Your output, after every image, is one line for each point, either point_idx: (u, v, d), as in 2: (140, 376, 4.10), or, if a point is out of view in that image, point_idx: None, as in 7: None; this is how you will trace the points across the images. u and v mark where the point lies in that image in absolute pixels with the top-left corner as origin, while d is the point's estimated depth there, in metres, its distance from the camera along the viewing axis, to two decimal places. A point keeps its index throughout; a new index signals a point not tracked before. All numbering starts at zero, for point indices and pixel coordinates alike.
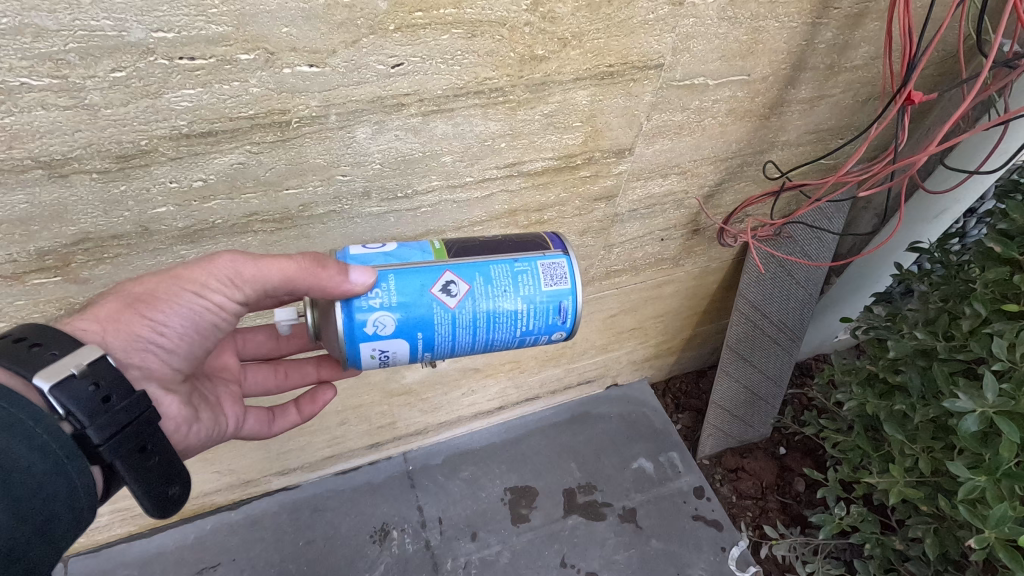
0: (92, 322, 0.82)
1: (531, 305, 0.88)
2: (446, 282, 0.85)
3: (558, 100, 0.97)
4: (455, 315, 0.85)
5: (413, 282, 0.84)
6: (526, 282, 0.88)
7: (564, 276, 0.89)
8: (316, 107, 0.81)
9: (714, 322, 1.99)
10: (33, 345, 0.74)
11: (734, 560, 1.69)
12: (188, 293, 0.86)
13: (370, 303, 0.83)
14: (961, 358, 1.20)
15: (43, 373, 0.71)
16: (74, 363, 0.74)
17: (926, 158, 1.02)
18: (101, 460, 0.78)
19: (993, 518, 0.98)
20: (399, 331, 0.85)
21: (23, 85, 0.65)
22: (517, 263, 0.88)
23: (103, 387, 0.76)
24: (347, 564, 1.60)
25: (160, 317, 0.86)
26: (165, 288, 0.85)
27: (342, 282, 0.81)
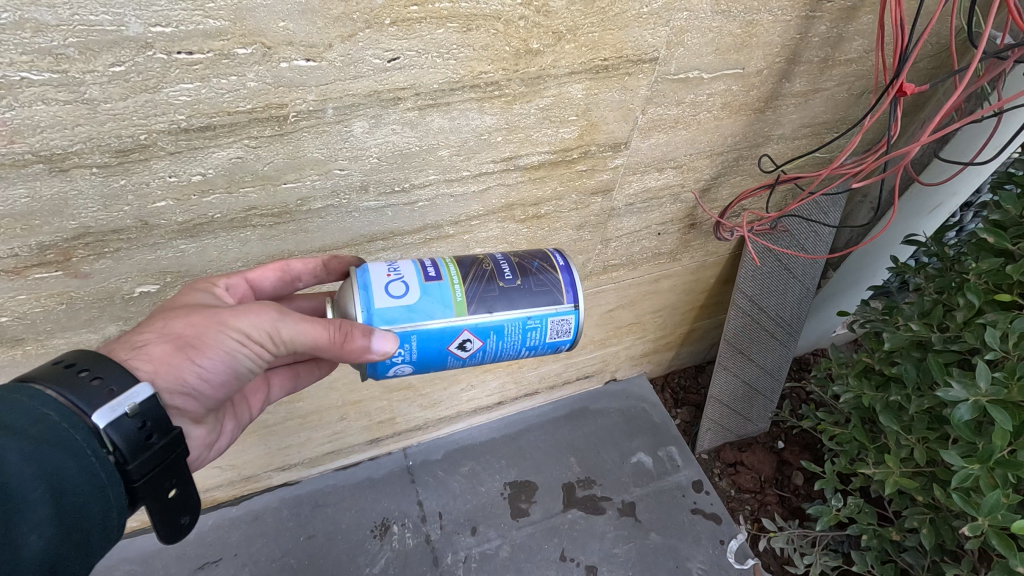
0: (145, 360, 0.79)
1: (533, 350, 0.95)
2: (462, 340, 0.88)
3: (554, 93, 0.98)
4: (465, 361, 0.92)
5: (432, 342, 0.87)
6: (534, 337, 0.92)
7: (569, 330, 0.94)
8: (313, 102, 0.82)
9: (712, 317, 2.00)
10: (92, 377, 0.70)
11: (734, 553, 1.70)
12: (231, 341, 0.83)
13: (392, 359, 0.87)
14: (955, 349, 1.21)
15: (100, 408, 0.68)
16: (128, 402, 0.71)
17: (919, 149, 1.02)
18: (133, 495, 0.76)
19: (986, 505, 1.00)
20: (415, 371, 0.92)
21: (24, 79, 0.65)
22: (529, 319, 0.90)
23: (150, 426, 0.73)
24: (347, 559, 1.61)
25: (204, 362, 0.83)
26: (212, 334, 0.82)
27: (365, 350, 0.81)
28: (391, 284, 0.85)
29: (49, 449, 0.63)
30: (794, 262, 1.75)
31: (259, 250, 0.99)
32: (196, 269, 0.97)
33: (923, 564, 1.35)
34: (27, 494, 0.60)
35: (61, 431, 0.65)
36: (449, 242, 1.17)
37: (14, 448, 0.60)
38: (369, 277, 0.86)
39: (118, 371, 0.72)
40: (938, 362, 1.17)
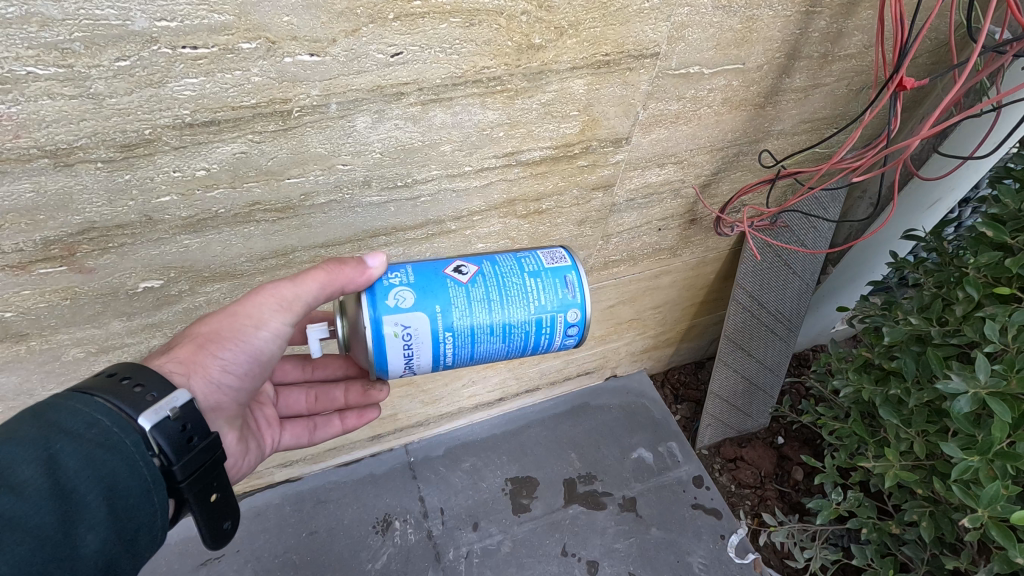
0: (174, 363, 0.85)
1: (539, 279, 0.94)
2: (456, 266, 0.93)
3: (555, 89, 0.98)
4: (469, 288, 0.90)
5: (427, 269, 0.92)
6: (530, 264, 0.95)
7: (563, 258, 0.97)
8: (316, 97, 0.82)
9: (712, 313, 2.01)
10: (135, 385, 0.76)
11: (734, 548, 1.70)
12: (248, 328, 0.90)
13: (391, 282, 0.90)
14: (955, 342, 1.22)
15: (146, 413, 0.74)
16: (169, 406, 0.76)
17: (919, 142, 1.02)
18: (177, 495, 0.81)
19: (987, 497, 1.01)
20: (420, 303, 0.88)
21: (30, 74, 0.66)
22: (518, 255, 0.97)
23: (191, 429, 0.78)
24: (349, 555, 1.61)
25: (227, 354, 0.90)
26: (228, 325, 0.89)
27: (363, 270, 0.88)
28: None
29: (101, 452, 0.69)
30: (794, 258, 1.76)
31: (262, 246, 1.00)
32: (200, 264, 0.97)
33: (922, 557, 1.36)
34: (82, 493, 0.66)
35: (112, 434, 0.70)
36: (451, 237, 1.18)
37: (69, 452, 0.67)
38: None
39: (157, 379, 0.78)
40: (938, 355, 1.18)
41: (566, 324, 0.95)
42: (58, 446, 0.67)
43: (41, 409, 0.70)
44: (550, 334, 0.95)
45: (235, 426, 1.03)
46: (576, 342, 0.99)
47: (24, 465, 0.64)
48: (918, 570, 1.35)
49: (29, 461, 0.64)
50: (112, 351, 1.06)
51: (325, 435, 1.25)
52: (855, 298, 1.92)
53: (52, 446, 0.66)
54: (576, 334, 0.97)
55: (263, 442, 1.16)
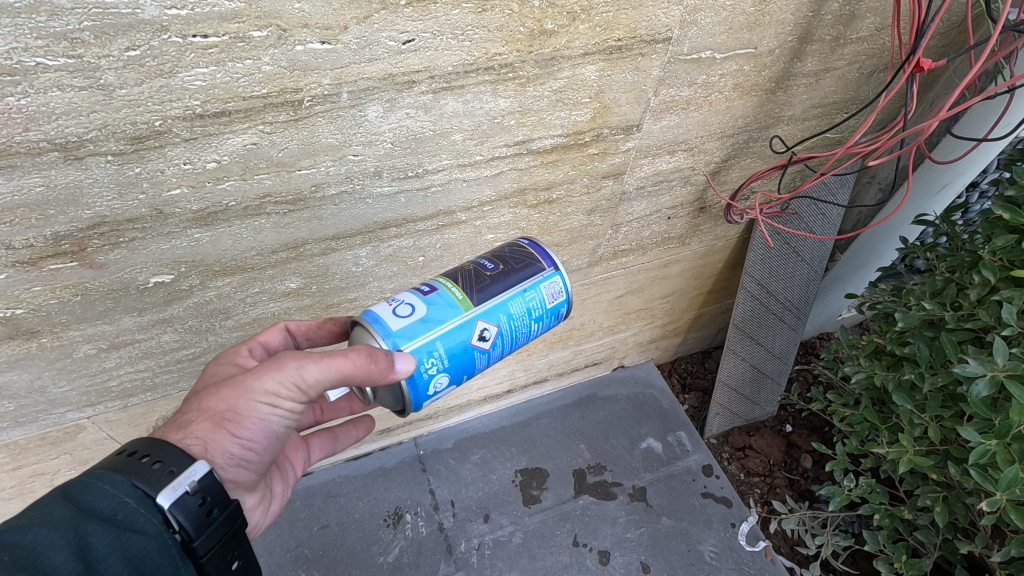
0: (189, 437, 0.81)
1: (543, 323, 0.96)
2: (480, 330, 0.88)
3: (567, 75, 0.97)
4: (490, 353, 0.91)
5: (454, 340, 0.87)
6: (536, 305, 0.93)
7: (561, 290, 0.96)
8: (327, 86, 0.81)
9: (719, 302, 2.00)
10: (155, 461, 0.75)
11: (745, 535, 1.71)
12: (264, 406, 0.83)
13: (428, 371, 0.85)
14: (969, 327, 1.22)
15: (166, 491, 0.73)
16: (188, 481, 0.75)
17: (935, 124, 1.01)
18: (200, 568, 0.80)
19: (1005, 480, 1.00)
20: (452, 381, 0.90)
21: (39, 65, 0.65)
22: (527, 292, 0.92)
23: (212, 501, 0.78)
24: (361, 549, 1.61)
25: (245, 433, 0.83)
26: (244, 404, 0.81)
27: (387, 370, 0.79)
28: (397, 308, 0.86)
29: (128, 536, 0.70)
30: (803, 244, 1.74)
31: (273, 239, 0.99)
32: (211, 257, 0.97)
33: (935, 542, 1.36)
34: None
35: (137, 518, 0.72)
36: (461, 228, 1.17)
37: (99, 536, 0.67)
38: (373, 311, 0.86)
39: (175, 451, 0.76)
40: (952, 340, 1.18)
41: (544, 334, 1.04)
42: (89, 530, 0.67)
43: (71, 489, 0.71)
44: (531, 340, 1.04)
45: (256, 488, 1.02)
46: None
47: (57, 549, 0.64)
48: (931, 555, 1.35)
49: (61, 545, 0.64)
50: (123, 347, 1.05)
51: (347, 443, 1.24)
52: (863, 285, 1.91)
53: (82, 530, 0.67)
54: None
55: (291, 472, 1.15)
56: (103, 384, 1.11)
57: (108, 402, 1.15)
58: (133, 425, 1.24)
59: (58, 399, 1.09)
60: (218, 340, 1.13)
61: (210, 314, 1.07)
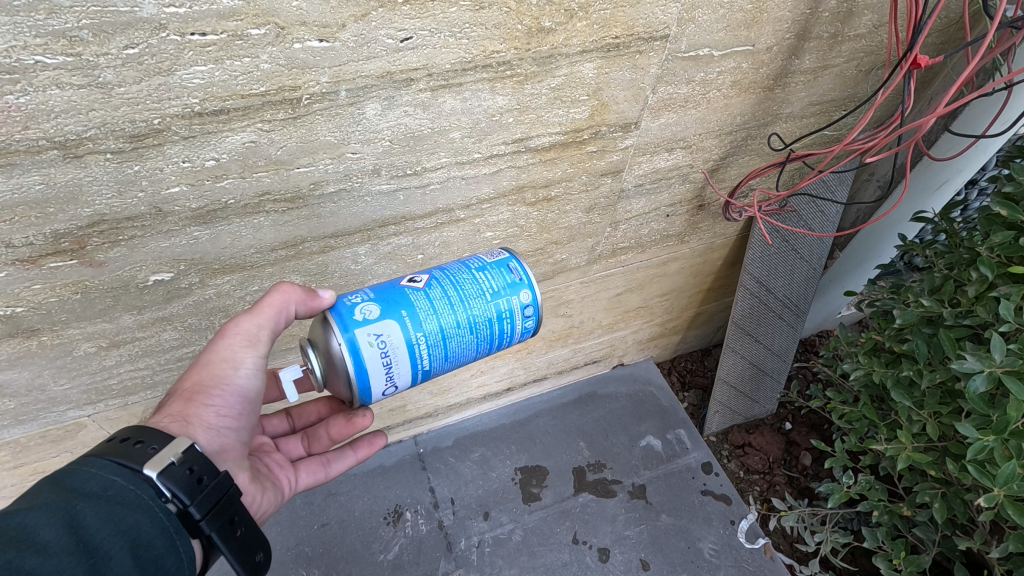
0: (169, 416, 0.88)
1: (488, 271, 0.97)
2: (410, 278, 0.96)
3: (565, 73, 0.97)
4: (427, 291, 0.93)
5: (384, 285, 0.95)
6: (474, 262, 0.99)
7: (503, 253, 1.01)
8: (326, 84, 0.81)
9: (718, 300, 2.01)
10: (137, 442, 0.79)
11: (744, 532, 1.71)
12: (226, 369, 0.93)
13: (353, 299, 0.91)
14: (967, 324, 1.22)
15: (149, 463, 0.76)
16: (172, 452, 0.78)
17: (933, 122, 1.01)
18: (203, 535, 0.80)
19: (1003, 476, 1.01)
20: (386, 313, 0.90)
21: (38, 63, 0.65)
22: (463, 259, 1.01)
23: (200, 469, 0.80)
24: (361, 547, 1.61)
25: (217, 400, 0.92)
26: (209, 374, 0.92)
27: (311, 296, 0.93)
28: None
29: (119, 510, 0.70)
30: (802, 242, 1.75)
31: (272, 237, 0.99)
32: (210, 256, 0.97)
33: (934, 539, 1.36)
34: (107, 549, 0.67)
35: (129, 493, 0.73)
36: (460, 226, 1.17)
37: (90, 513, 0.68)
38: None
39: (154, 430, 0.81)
40: (950, 337, 1.18)
41: (522, 307, 0.97)
42: (79, 508, 0.68)
43: (58, 476, 0.72)
44: (515, 321, 0.98)
45: (245, 465, 1.02)
46: (538, 325, 1.02)
47: (47, 527, 0.64)
48: (930, 552, 1.35)
49: (51, 522, 0.65)
50: (124, 345, 1.06)
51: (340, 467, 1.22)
52: (862, 283, 1.92)
53: (72, 507, 0.68)
54: (533, 315, 1.00)
55: (280, 483, 1.13)
56: (103, 382, 1.11)
57: (109, 401, 1.16)
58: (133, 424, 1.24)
59: (59, 397, 1.09)
60: None
61: (210, 312, 1.07)
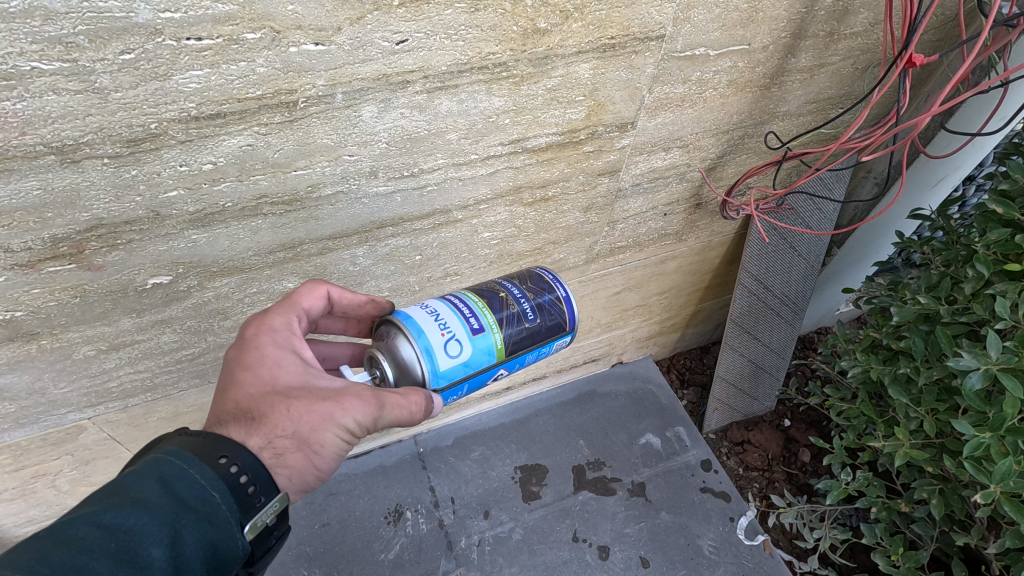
0: (274, 460, 0.82)
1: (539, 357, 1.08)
2: (496, 375, 1.00)
3: (561, 74, 0.97)
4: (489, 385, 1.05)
5: (475, 381, 0.98)
6: (542, 355, 1.06)
7: (562, 346, 1.08)
8: (322, 87, 0.81)
9: (717, 298, 2.01)
10: (249, 483, 0.77)
11: (743, 529, 1.71)
12: (343, 439, 0.85)
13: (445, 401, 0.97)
14: (964, 321, 1.22)
15: (251, 522, 0.79)
16: (268, 514, 0.80)
17: (928, 120, 1.01)
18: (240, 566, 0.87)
19: (999, 473, 1.01)
20: None
21: (34, 69, 0.65)
22: (544, 348, 1.03)
23: (276, 528, 0.84)
24: (362, 546, 1.62)
25: (321, 460, 0.86)
26: (328, 437, 0.83)
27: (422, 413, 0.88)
28: (447, 345, 0.92)
29: (212, 536, 0.73)
30: (799, 239, 1.75)
31: (270, 239, 0.99)
32: (208, 259, 0.97)
33: (932, 534, 1.37)
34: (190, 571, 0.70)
35: (222, 516, 0.74)
36: (457, 227, 1.17)
37: (189, 531, 0.71)
38: (428, 341, 0.91)
39: (269, 482, 0.80)
40: (947, 334, 1.18)
41: None
42: (182, 524, 0.70)
43: (168, 476, 0.73)
44: None
45: None
46: None
47: (152, 540, 0.67)
48: (928, 548, 1.36)
49: (157, 537, 0.68)
50: (123, 348, 1.06)
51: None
52: (859, 280, 1.92)
53: (177, 523, 0.70)
54: None
55: None
56: (103, 385, 1.11)
57: (108, 403, 1.16)
58: (133, 426, 1.25)
59: (60, 400, 1.09)
60: (217, 340, 1.14)
61: (208, 314, 1.08)
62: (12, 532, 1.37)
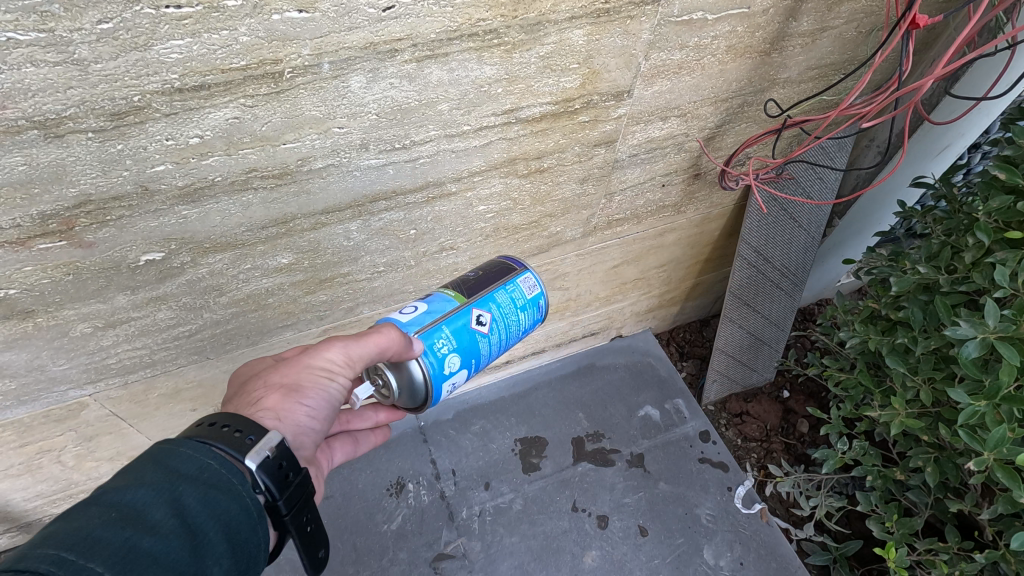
0: (264, 410, 0.90)
1: (525, 313, 1.14)
2: (477, 317, 1.06)
3: (554, 40, 0.95)
4: (490, 337, 1.08)
5: (458, 327, 1.04)
6: (519, 297, 1.12)
7: (535, 285, 1.15)
8: (307, 56, 0.79)
9: (716, 270, 2.00)
10: (235, 430, 0.80)
11: (740, 498, 1.73)
12: (324, 377, 0.96)
13: (441, 350, 1.01)
14: (963, 290, 1.21)
15: (250, 453, 0.78)
16: (267, 446, 0.80)
17: (931, 85, 0.98)
18: (279, 525, 0.85)
19: (993, 440, 1.02)
20: (463, 364, 1.05)
21: (10, 40, 0.64)
22: (508, 286, 1.11)
23: (287, 466, 0.82)
24: (365, 517, 1.65)
25: (310, 401, 0.95)
26: (307, 377, 0.95)
27: (401, 344, 0.96)
28: (403, 311, 1.05)
29: (217, 492, 0.73)
30: (801, 209, 1.72)
31: (262, 214, 0.99)
32: (200, 235, 0.96)
33: (926, 501, 1.40)
34: (205, 529, 0.69)
35: (222, 476, 0.74)
36: (452, 199, 1.16)
37: (191, 495, 0.71)
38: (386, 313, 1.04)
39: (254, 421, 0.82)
40: (945, 304, 1.17)
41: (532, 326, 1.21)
42: (181, 490, 0.70)
43: (158, 455, 0.74)
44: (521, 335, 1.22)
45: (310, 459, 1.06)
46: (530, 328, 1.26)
47: (155, 508, 0.67)
48: (923, 514, 1.38)
49: (158, 503, 0.68)
50: (120, 325, 1.06)
51: (367, 448, 1.26)
52: (861, 251, 1.90)
53: (174, 489, 0.70)
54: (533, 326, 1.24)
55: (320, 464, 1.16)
56: (102, 361, 1.12)
57: (109, 380, 1.17)
58: (135, 403, 1.26)
59: (59, 376, 1.10)
60: (214, 316, 1.14)
61: (203, 291, 1.07)
62: (23, 506, 1.40)
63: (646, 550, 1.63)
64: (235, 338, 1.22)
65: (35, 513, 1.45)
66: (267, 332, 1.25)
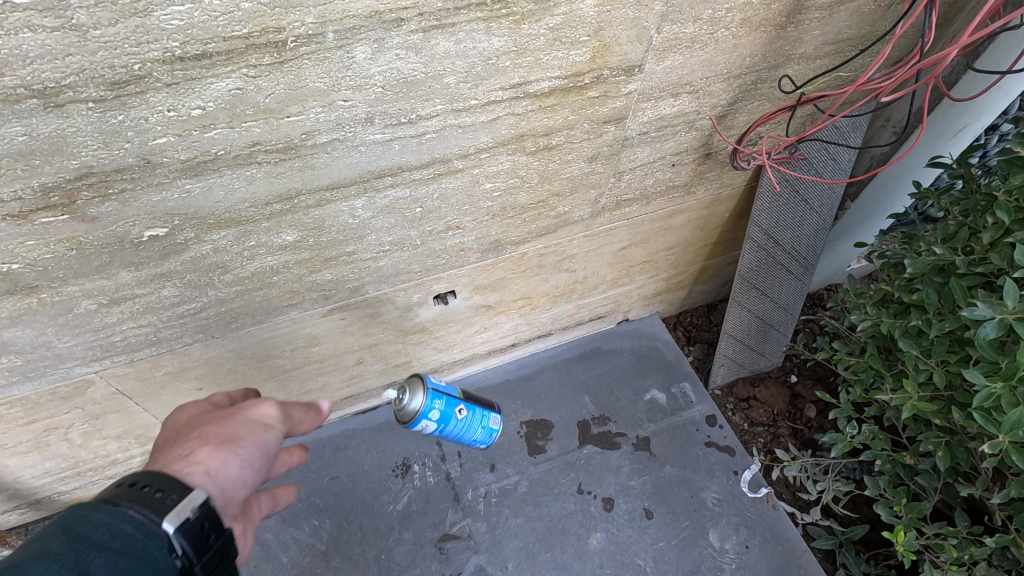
0: (190, 467, 0.78)
1: (482, 429, 1.27)
2: (460, 411, 1.20)
3: (564, 11, 0.92)
4: (455, 429, 1.22)
5: (448, 407, 1.18)
6: (486, 426, 1.28)
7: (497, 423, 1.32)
8: (311, 25, 0.77)
9: (725, 253, 1.98)
10: (156, 490, 0.71)
11: (746, 482, 1.73)
12: (253, 433, 0.86)
13: (432, 411, 1.14)
14: (980, 271, 1.19)
15: (169, 516, 0.69)
16: (189, 507, 0.70)
17: (955, 55, 0.94)
18: None
19: (1009, 423, 1.00)
20: (439, 420, 1.17)
21: (6, 3, 0.62)
22: (487, 414, 1.29)
23: (209, 528, 0.73)
24: (371, 498, 1.66)
25: (245, 451, 0.84)
26: (208, 453, 0.80)
27: (314, 412, 1.00)
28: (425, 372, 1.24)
29: (154, 526, 0.68)
30: (813, 190, 1.69)
31: (266, 190, 0.97)
32: (204, 210, 0.95)
33: (936, 486, 1.38)
34: (150, 552, 0.67)
35: (136, 543, 0.66)
36: (459, 176, 1.14)
37: (126, 529, 0.66)
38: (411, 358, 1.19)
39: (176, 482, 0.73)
40: (961, 285, 1.15)
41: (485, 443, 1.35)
42: (117, 527, 0.66)
43: (68, 518, 0.66)
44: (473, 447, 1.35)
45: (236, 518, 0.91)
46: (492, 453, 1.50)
47: (94, 534, 0.64)
48: (932, 498, 1.37)
49: (98, 525, 0.65)
50: (124, 302, 1.05)
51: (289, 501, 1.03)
52: (873, 235, 1.87)
53: (112, 527, 0.66)
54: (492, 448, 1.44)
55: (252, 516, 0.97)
56: (107, 339, 1.12)
57: (114, 358, 1.17)
58: (141, 381, 1.26)
59: (64, 353, 1.10)
60: (219, 294, 1.13)
61: (207, 268, 1.07)
62: (32, 483, 1.42)
63: (651, 532, 1.63)
64: (240, 317, 1.22)
65: (44, 491, 1.46)
66: (272, 311, 1.24)
